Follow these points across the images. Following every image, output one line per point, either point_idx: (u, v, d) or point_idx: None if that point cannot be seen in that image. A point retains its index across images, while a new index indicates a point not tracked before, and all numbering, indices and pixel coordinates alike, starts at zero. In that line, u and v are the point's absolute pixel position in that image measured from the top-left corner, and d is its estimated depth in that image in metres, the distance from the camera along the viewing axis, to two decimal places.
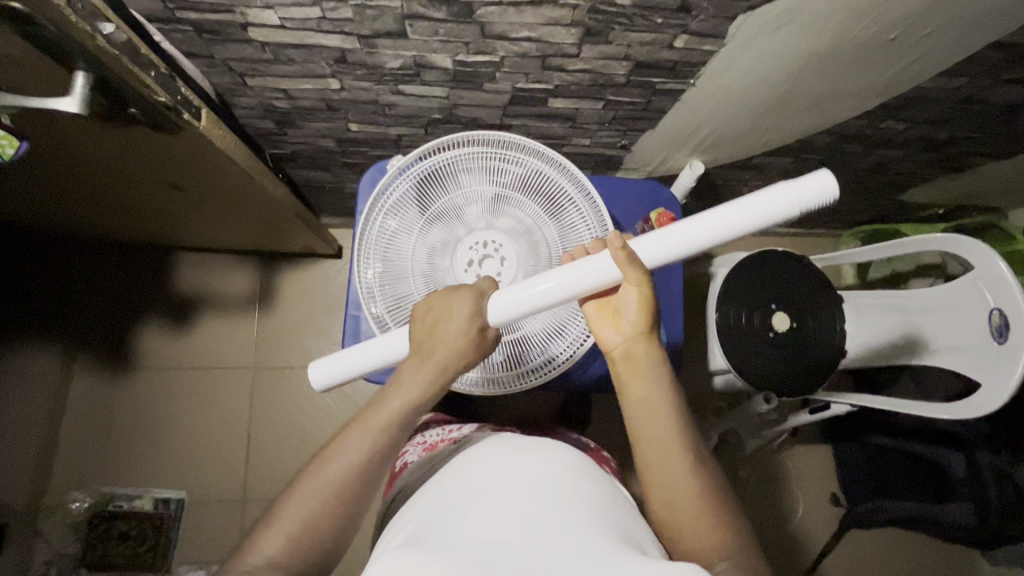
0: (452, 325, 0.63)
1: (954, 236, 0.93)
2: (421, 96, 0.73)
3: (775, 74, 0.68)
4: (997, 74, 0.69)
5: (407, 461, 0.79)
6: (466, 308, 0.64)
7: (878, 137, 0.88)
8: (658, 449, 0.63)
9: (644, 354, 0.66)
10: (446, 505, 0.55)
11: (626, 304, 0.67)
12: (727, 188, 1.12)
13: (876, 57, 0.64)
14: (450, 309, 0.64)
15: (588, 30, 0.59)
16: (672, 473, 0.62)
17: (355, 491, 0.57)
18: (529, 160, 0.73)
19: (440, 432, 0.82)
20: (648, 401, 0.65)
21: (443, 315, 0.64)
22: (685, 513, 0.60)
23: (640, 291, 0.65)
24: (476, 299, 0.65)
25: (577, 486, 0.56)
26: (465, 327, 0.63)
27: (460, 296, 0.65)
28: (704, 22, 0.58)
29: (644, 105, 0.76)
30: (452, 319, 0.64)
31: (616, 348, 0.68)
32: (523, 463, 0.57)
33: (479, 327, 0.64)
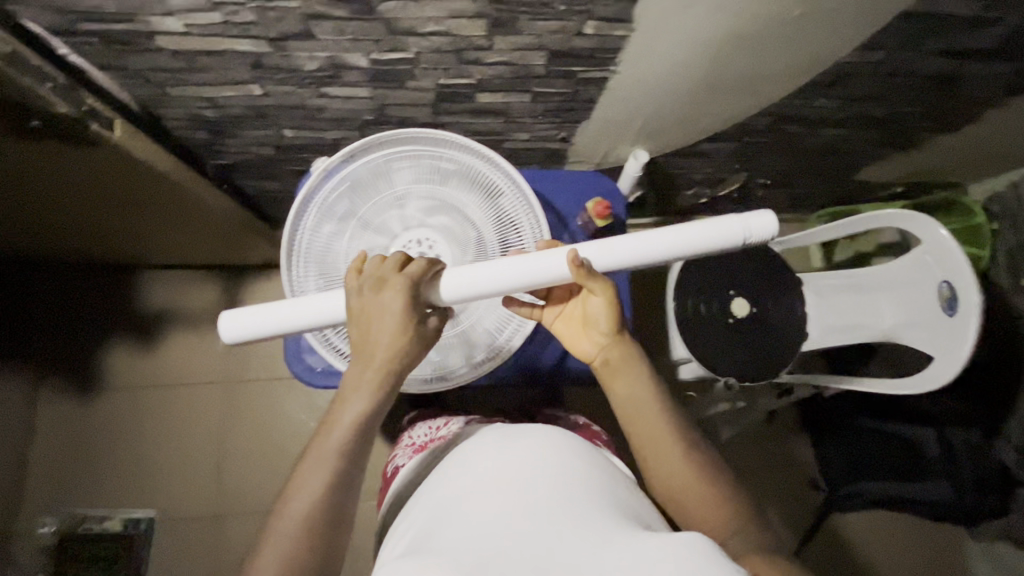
0: (383, 328, 0.62)
1: (899, 210, 0.92)
2: (348, 98, 0.73)
3: (694, 57, 0.68)
4: (917, 46, 0.69)
5: (398, 464, 0.79)
6: (391, 310, 0.62)
7: (817, 117, 0.88)
8: (649, 436, 0.66)
9: (620, 355, 0.69)
10: (447, 495, 0.59)
11: (596, 312, 0.70)
12: (680, 176, 1.12)
13: (789, 35, 0.64)
14: (380, 310, 0.62)
15: (494, 21, 0.59)
16: (665, 454, 0.65)
17: (329, 514, 0.59)
18: (462, 156, 0.73)
19: (427, 432, 0.82)
20: (635, 396, 0.68)
21: (373, 318, 0.62)
22: (677, 484, 0.64)
23: (608, 299, 0.68)
24: (409, 292, 0.63)
25: (571, 473, 0.57)
26: (395, 328, 0.62)
27: (390, 293, 0.62)
28: (608, 7, 0.58)
29: (573, 96, 0.76)
30: (383, 319, 0.62)
31: (595, 357, 0.71)
32: (513, 453, 0.59)
33: (411, 320, 0.63)
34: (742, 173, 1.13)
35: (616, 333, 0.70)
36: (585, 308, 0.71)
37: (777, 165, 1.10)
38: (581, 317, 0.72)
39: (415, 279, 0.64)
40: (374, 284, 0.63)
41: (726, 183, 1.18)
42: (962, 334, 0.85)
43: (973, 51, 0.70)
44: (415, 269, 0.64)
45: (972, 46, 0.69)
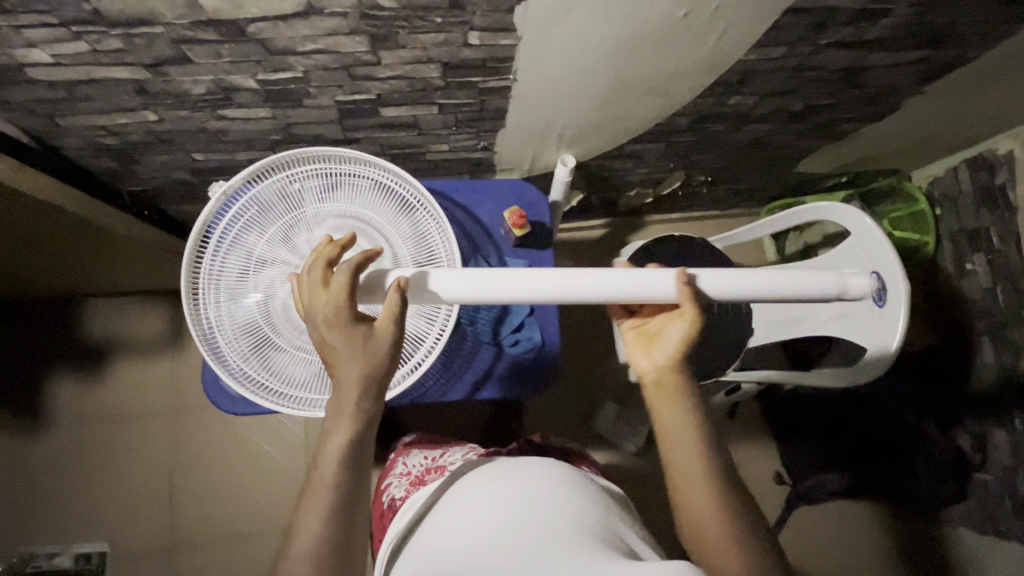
0: (335, 363, 0.58)
1: (824, 203, 0.93)
2: (249, 119, 0.72)
3: (592, 63, 0.67)
4: (814, 41, 0.68)
5: (393, 497, 0.79)
6: (334, 345, 0.57)
7: (735, 114, 0.87)
8: (683, 472, 0.61)
9: (672, 383, 0.66)
10: (448, 530, 0.60)
11: (672, 336, 0.67)
12: (616, 178, 1.11)
13: (681, 36, 0.64)
14: (326, 349, 0.58)
15: (373, 36, 0.58)
16: (694, 490, 0.60)
17: (335, 551, 0.56)
18: (369, 173, 0.72)
19: (423, 462, 0.83)
20: (673, 427, 0.63)
21: (328, 359, 0.58)
22: (705, 525, 0.58)
23: (688, 330, 0.66)
24: (341, 312, 0.57)
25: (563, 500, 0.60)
26: (343, 357, 0.57)
27: (323, 320, 0.57)
28: (485, 17, 0.57)
29: (480, 106, 0.75)
30: (332, 358, 0.58)
31: (647, 377, 0.68)
32: (504, 492, 0.61)
33: (348, 340, 0.57)
34: (679, 172, 1.12)
35: (683, 364, 0.67)
36: (662, 327, 0.69)
37: (712, 163, 1.10)
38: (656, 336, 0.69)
39: (343, 294, 0.57)
40: (310, 314, 0.59)
41: (666, 182, 1.17)
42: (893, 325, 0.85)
43: (873, 42, 0.70)
44: (337, 286, 0.58)
45: (870, 38, 0.69)
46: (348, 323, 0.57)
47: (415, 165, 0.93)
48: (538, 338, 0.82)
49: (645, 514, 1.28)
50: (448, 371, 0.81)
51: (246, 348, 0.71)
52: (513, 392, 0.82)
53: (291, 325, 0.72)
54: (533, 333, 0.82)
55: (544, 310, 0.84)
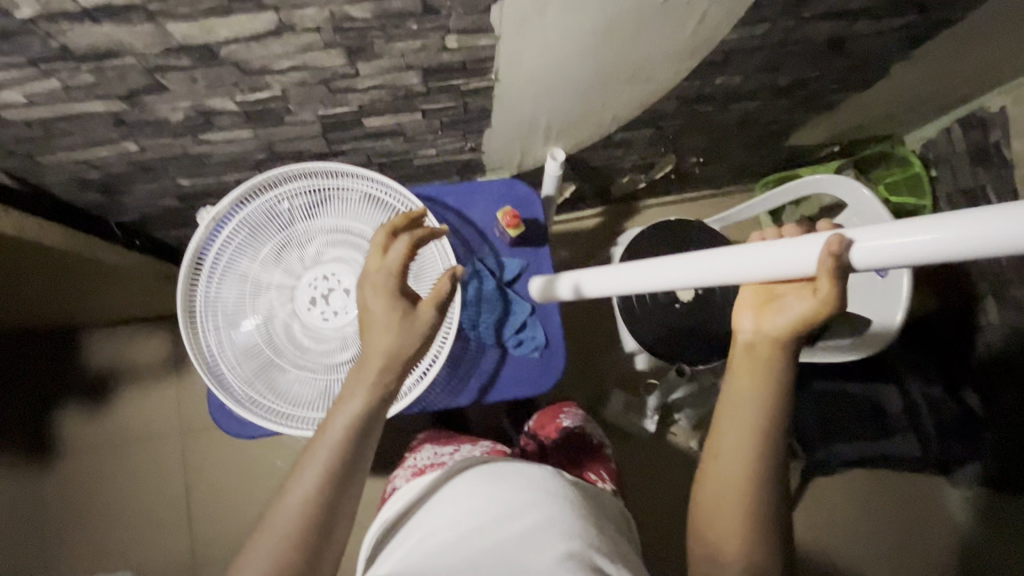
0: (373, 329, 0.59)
1: (822, 175, 0.92)
2: (231, 141, 0.71)
3: (574, 56, 0.66)
4: (798, 14, 0.67)
5: (397, 486, 0.81)
6: (376, 313, 0.59)
7: (722, 94, 0.86)
8: (725, 440, 0.59)
9: (767, 356, 0.59)
10: (451, 528, 0.62)
11: (789, 308, 0.58)
12: (607, 166, 1.09)
13: (661, 21, 0.62)
14: (368, 312, 0.59)
15: (348, 49, 0.57)
16: (731, 457, 0.58)
17: (324, 515, 0.56)
18: (358, 186, 0.71)
19: (432, 456, 0.83)
20: (744, 398, 0.58)
21: (368, 323, 0.60)
22: (719, 496, 0.57)
23: (807, 309, 0.56)
24: (388, 281, 0.60)
25: (555, 502, 0.63)
26: (381, 325, 0.58)
27: (370, 285, 0.60)
28: (461, 19, 0.56)
29: (463, 108, 0.74)
30: (372, 324, 0.59)
31: (739, 337, 0.61)
32: (498, 501, 0.63)
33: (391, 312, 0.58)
34: (669, 155, 1.11)
35: (791, 341, 0.58)
36: (785, 294, 0.59)
37: (703, 143, 1.08)
38: (769, 295, 0.61)
39: (395, 264, 0.60)
40: (363, 276, 0.61)
41: (657, 167, 1.16)
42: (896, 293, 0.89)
43: (856, 11, 0.69)
44: (391, 257, 0.60)
45: (853, 6, 0.67)
46: (392, 293, 0.59)
47: (403, 172, 0.92)
48: (542, 337, 0.81)
49: (659, 499, 1.28)
50: (453, 378, 0.81)
51: (250, 374, 0.70)
52: (520, 393, 0.82)
53: (294, 345, 0.71)
54: (536, 331, 0.82)
55: (545, 308, 0.83)
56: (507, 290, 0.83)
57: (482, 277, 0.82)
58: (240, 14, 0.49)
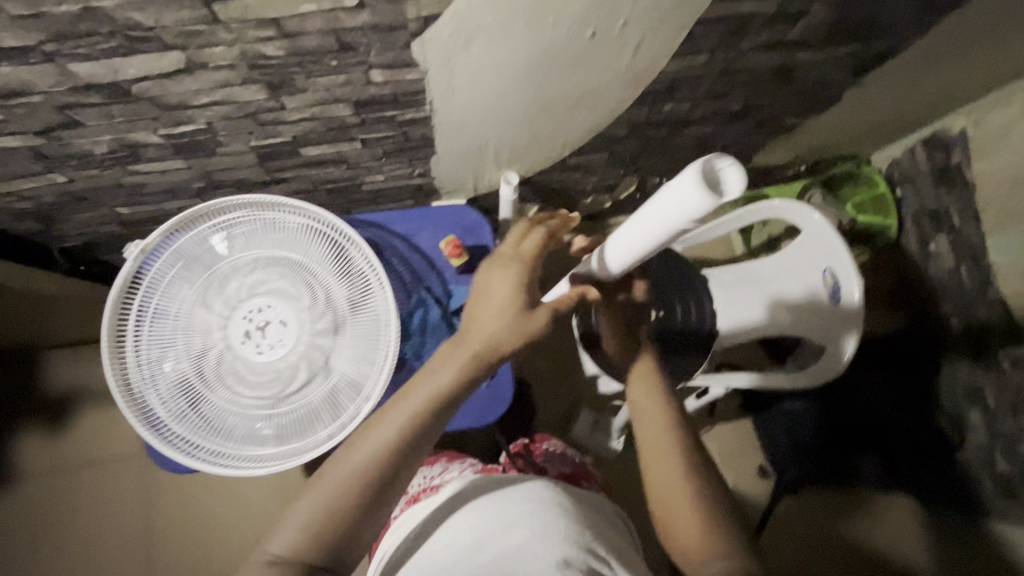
0: (487, 306, 0.60)
1: (776, 201, 0.90)
2: (164, 171, 0.70)
3: (510, 87, 0.65)
4: (736, 45, 0.66)
5: (394, 517, 0.80)
6: (499, 291, 0.60)
7: (673, 120, 0.85)
8: (652, 440, 0.62)
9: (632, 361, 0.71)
10: (453, 542, 0.62)
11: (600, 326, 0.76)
12: (568, 188, 1.08)
13: (593, 53, 0.61)
14: (490, 287, 0.61)
15: (269, 84, 0.56)
16: (660, 451, 0.61)
17: (377, 483, 0.54)
18: (294, 219, 0.71)
19: (422, 481, 0.83)
20: (641, 399, 0.66)
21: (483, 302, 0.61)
22: (664, 488, 0.60)
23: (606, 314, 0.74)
24: (518, 270, 0.61)
25: (553, 510, 0.62)
26: (499, 309, 0.59)
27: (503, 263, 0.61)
28: (381, 55, 0.55)
29: (404, 137, 0.73)
30: (490, 302, 0.60)
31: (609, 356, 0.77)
32: (500, 511, 0.63)
33: (518, 300, 0.60)
34: (631, 177, 1.10)
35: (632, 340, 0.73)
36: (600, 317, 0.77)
37: (664, 165, 1.07)
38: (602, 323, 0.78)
39: (526, 254, 0.62)
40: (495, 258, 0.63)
41: (621, 187, 1.15)
42: (850, 320, 0.84)
43: (797, 42, 0.68)
44: (527, 245, 0.63)
45: (793, 37, 0.67)
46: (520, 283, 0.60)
47: (355, 197, 0.91)
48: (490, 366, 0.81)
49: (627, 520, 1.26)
50: None
51: (179, 410, 0.68)
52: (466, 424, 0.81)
53: (228, 379, 0.70)
54: None
55: None
56: (453, 319, 0.81)
57: (427, 306, 0.81)
58: (143, 54, 0.48)
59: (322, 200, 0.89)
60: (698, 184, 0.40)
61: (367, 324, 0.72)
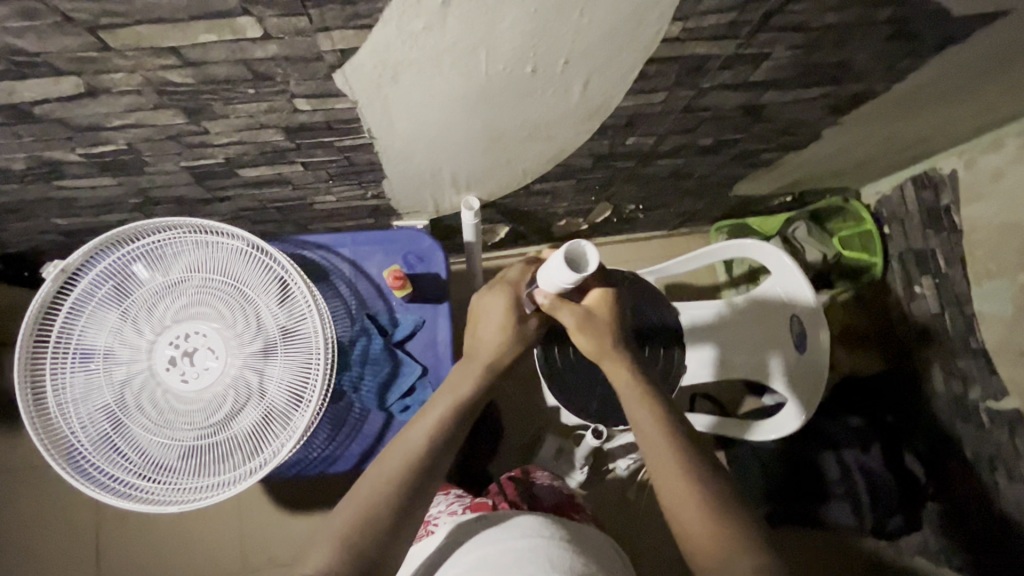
0: (484, 325, 0.68)
1: (751, 240, 0.88)
2: (94, 187, 0.67)
3: (455, 117, 0.61)
4: (695, 85, 0.62)
5: None
6: (495, 308, 0.68)
7: (639, 152, 0.81)
8: (649, 441, 0.62)
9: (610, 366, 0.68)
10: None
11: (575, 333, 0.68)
12: (537, 212, 1.04)
13: (538, 89, 0.57)
14: (487, 306, 0.68)
15: (184, 108, 0.53)
16: (655, 445, 0.61)
17: (419, 476, 0.58)
18: (228, 243, 0.67)
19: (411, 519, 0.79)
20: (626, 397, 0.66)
21: (480, 320, 0.69)
22: (667, 480, 0.59)
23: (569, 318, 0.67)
24: (508, 296, 0.68)
25: (556, 545, 0.60)
26: (498, 325, 0.68)
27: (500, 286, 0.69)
28: (302, 85, 0.51)
29: (348, 162, 0.70)
30: (488, 319, 0.68)
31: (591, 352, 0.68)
32: (500, 547, 0.60)
33: (514, 316, 0.68)
34: (604, 202, 1.06)
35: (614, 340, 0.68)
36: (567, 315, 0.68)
37: (638, 192, 1.03)
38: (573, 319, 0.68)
39: (515, 281, 0.69)
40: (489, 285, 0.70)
41: (594, 212, 1.11)
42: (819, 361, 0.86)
43: (763, 83, 0.64)
44: (513, 272, 0.69)
45: (757, 78, 0.63)
46: (511, 305, 0.68)
47: (308, 215, 0.87)
48: None
49: None
50: (333, 441, 0.77)
51: (96, 438, 0.65)
52: None
53: (151, 407, 0.67)
54: (424, 396, 0.78)
55: (437, 370, 0.79)
56: (396, 350, 0.78)
57: (370, 335, 0.78)
58: (37, 78, 0.45)
59: (272, 218, 0.86)
60: (563, 272, 0.58)
61: (299, 355, 0.69)
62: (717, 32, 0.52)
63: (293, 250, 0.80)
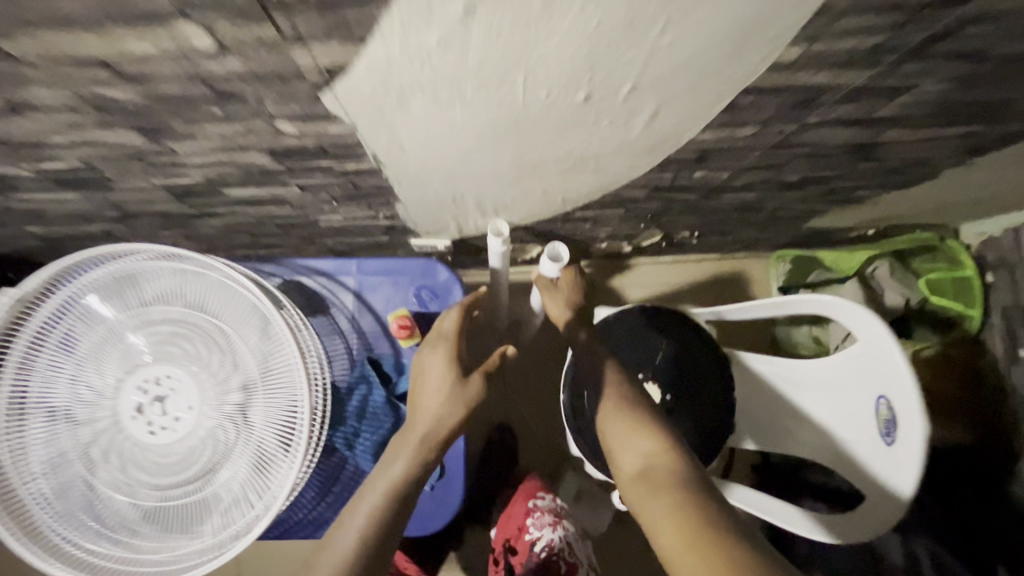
0: (422, 385, 0.58)
1: (829, 297, 0.71)
2: (59, 200, 0.57)
3: (482, 147, 0.49)
4: (798, 120, 0.47)
5: None
6: (434, 363, 0.59)
7: (707, 185, 0.66)
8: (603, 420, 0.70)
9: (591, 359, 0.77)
10: None
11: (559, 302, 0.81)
12: (576, 236, 0.91)
13: (589, 120, 0.44)
14: (424, 367, 0.59)
15: (138, 128, 0.42)
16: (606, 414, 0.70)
17: (379, 537, 0.49)
18: (204, 274, 0.57)
19: None
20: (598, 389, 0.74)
21: (419, 385, 0.58)
22: (617, 434, 0.66)
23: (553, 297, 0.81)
24: (447, 347, 0.60)
25: None
26: (438, 382, 0.57)
27: (430, 348, 0.60)
28: (281, 106, 0.39)
29: (352, 186, 0.58)
30: (426, 378, 0.58)
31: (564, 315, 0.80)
32: None
33: (456, 367, 0.58)
34: (655, 229, 0.91)
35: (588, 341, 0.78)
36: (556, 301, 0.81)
37: (695, 221, 0.87)
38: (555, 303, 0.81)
39: (451, 330, 0.61)
40: (423, 347, 0.62)
41: (640, 237, 0.96)
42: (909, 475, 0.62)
43: (890, 118, 0.48)
44: (448, 323, 0.62)
45: (882, 114, 0.47)
46: (451, 357, 0.59)
47: (315, 232, 0.76)
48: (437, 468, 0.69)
49: None
50: (321, 500, 0.67)
51: (57, 487, 0.58)
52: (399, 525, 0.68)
53: (117, 459, 0.59)
54: None
55: None
56: (399, 404, 0.67)
57: (370, 385, 0.67)
58: None
59: (272, 233, 0.75)
60: (547, 263, 0.77)
61: (282, 410, 0.59)
62: (848, 60, 0.37)
63: (291, 276, 0.70)
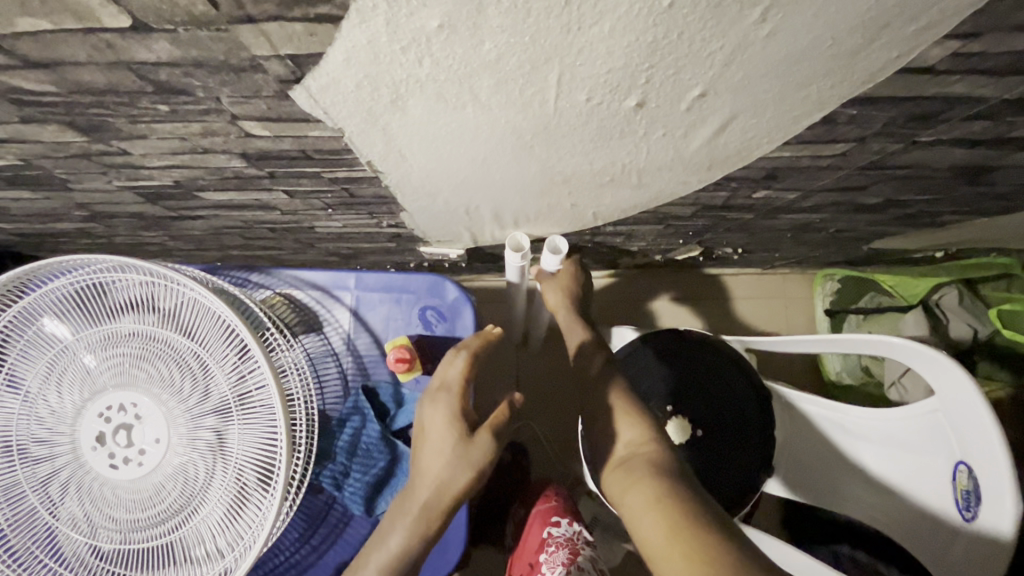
0: (423, 443, 0.50)
1: (899, 341, 0.55)
2: (18, 199, 0.51)
3: (502, 157, 0.39)
4: (905, 138, 0.37)
5: None
6: (434, 418, 0.50)
7: (767, 205, 0.56)
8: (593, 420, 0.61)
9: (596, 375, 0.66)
10: None
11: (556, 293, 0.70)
12: (605, 249, 0.81)
13: (635, 132, 0.35)
14: (425, 423, 0.51)
15: (75, 125, 0.34)
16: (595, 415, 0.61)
17: None
18: (174, 288, 0.49)
19: None
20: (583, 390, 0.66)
21: (419, 444, 0.51)
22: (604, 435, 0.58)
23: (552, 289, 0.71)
24: (448, 401, 0.51)
25: None
26: (440, 444, 0.49)
27: (431, 400, 0.52)
28: (244, 105, 0.31)
29: (347, 194, 0.49)
30: (427, 435, 0.50)
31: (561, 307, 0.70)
32: None
33: (461, 427, 0.49)
34: (695, 245, 0.81)
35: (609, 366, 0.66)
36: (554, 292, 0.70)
37: (743, 239, 0.77)
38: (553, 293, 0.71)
39: (455, 383, 0.52)
40: (424, 395, 0.53)
41: (677, 253, 0.86)
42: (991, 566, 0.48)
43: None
44: (452, 370, 0.52)
45: (1015, 135, 0.37)
46: (453, 413, 0.50)
47: (312, 237, 0.68)
48: None
49: None
50: (305, 545, 0.58)
51: (14, 519, 0.50)
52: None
53: (74, 495, 0.51)
54: None
55: None
56: (396, 440, 0.59)
57: (365, 416, 0.59)
58: None
59: (264, 238, 0.67)
60: (546, 257, 0.63)
61: (257, 448, 0.49)
62: (983, 66, 0.28)
63: (283, 288, 0.62)
